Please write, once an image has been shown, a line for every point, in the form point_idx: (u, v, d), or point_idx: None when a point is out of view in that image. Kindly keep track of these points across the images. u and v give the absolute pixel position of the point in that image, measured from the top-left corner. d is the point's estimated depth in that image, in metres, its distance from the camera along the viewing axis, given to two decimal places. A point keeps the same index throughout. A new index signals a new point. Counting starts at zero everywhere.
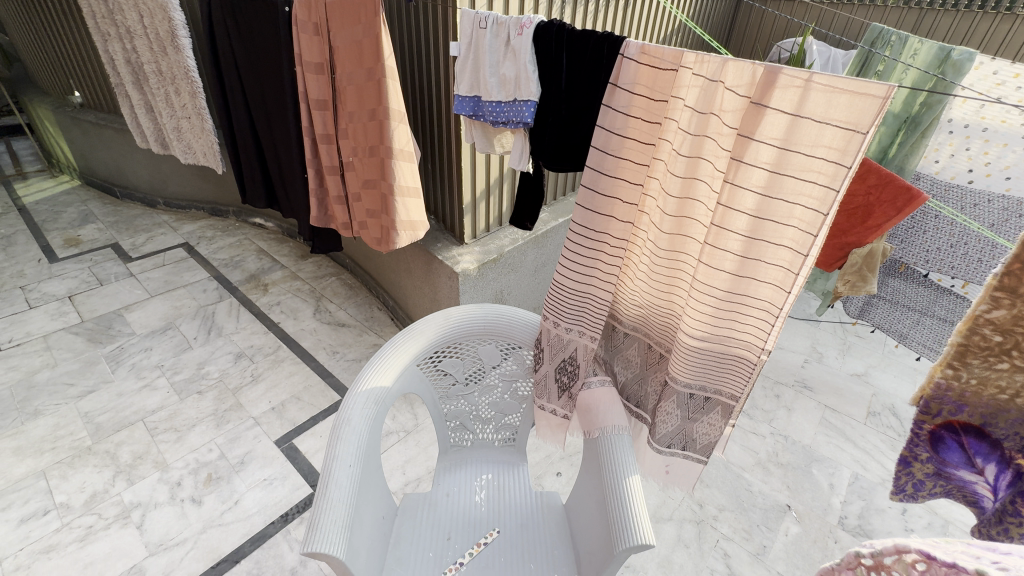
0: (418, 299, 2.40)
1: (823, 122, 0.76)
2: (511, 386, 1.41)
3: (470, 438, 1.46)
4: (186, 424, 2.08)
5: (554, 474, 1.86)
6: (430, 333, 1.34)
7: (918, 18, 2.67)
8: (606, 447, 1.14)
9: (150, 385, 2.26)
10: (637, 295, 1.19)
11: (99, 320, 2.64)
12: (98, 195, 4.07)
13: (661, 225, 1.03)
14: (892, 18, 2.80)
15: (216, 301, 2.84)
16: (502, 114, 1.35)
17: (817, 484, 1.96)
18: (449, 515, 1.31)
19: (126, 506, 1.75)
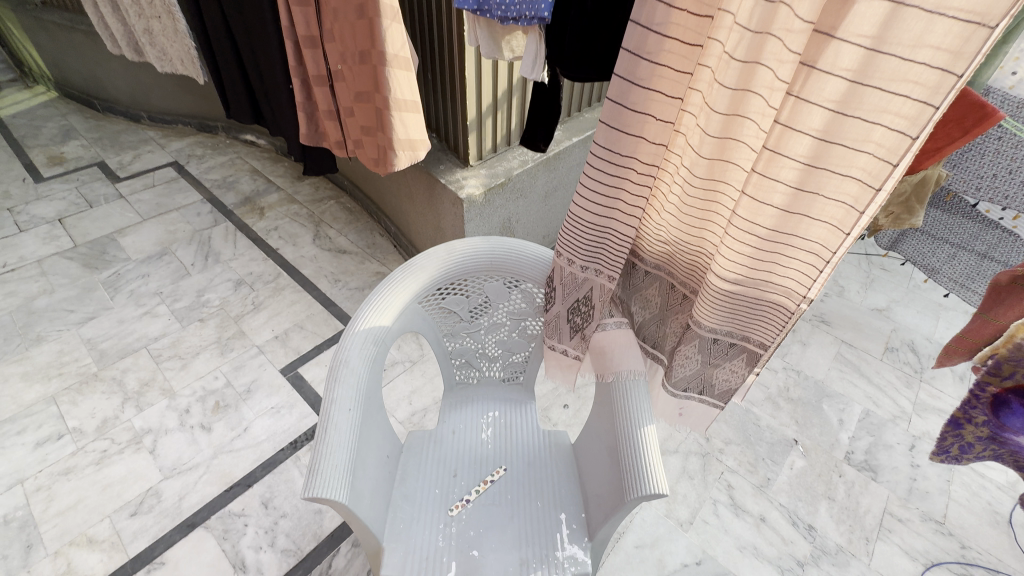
0: (421, 226, 2.26)
1: (936, 12, 0.58)
2: (520, 324, 1.31)
3: (476, 376, 1.40)
4: (190, 352, 2.06)
5: (561, 406, 1.86)
6: (431, 269, 1.22)
7: None
8: (619, 393, 1.09)
9: (151, 312, 2.22)
10: (662, 230, 1.05)
11: (92, 245, 2.55)
12: (78, 109, 3.80)
13: (700, 148, 0.87)
14: None
15: (211, 225, 2.72)
16: (512, 7, 1.11)
17: (826, 420, 1.94)
18: (454, 452, 1.28)
19: (138, 431, 1.78)
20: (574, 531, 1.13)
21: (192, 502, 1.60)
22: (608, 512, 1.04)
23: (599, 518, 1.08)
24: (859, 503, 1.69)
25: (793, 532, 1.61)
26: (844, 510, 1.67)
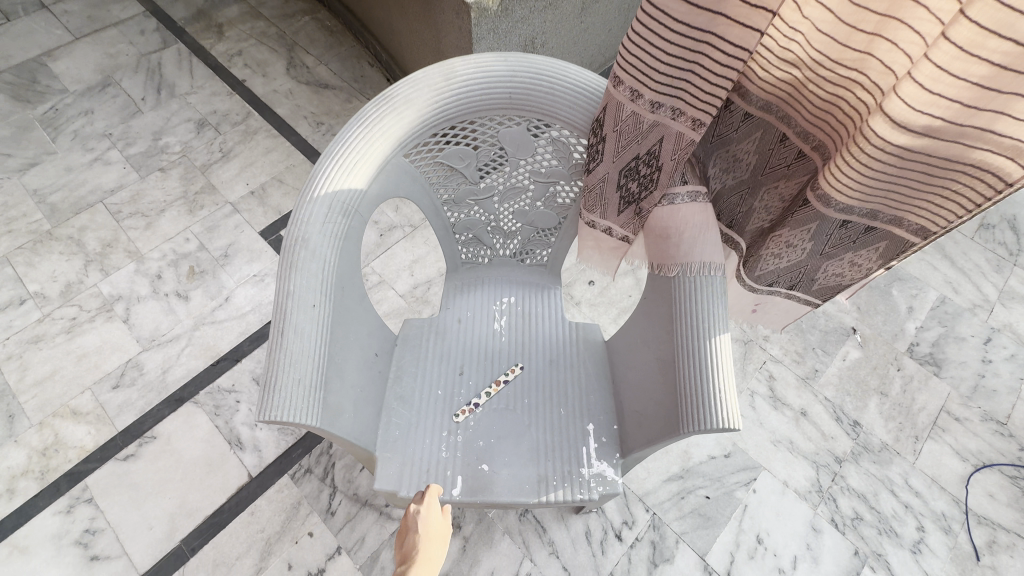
0: (418, 50, 1.73)
1: None
2: (548, 191, 0.95)
3: (487, 255, 1.09)
4: (153, 209, 1.75)
5: (586, 283, 1.59)
6: (421, 104, 0.81)
7: None
8: (683, 295, 0.78)
9: (102, 159, 1.86)
10: (800, 39, 0.63)
11: (19, 71, 2.08)
12: None
13: None
14: None
15: (159, 47, 2.18)
16: None
17: (893, 307, 1.67)
18: (460, 348, 1.04)
19: (107, 299, 1.58)
20: (604, 445, 0.94)
21: (177, 376, 1.47)
22: (651, 436, 0.83)
23: (637, 438, 0.88)
24: (915, 400, 1.51)
25: (836, 428, 1.46)
26: (896, 406, 1.50)
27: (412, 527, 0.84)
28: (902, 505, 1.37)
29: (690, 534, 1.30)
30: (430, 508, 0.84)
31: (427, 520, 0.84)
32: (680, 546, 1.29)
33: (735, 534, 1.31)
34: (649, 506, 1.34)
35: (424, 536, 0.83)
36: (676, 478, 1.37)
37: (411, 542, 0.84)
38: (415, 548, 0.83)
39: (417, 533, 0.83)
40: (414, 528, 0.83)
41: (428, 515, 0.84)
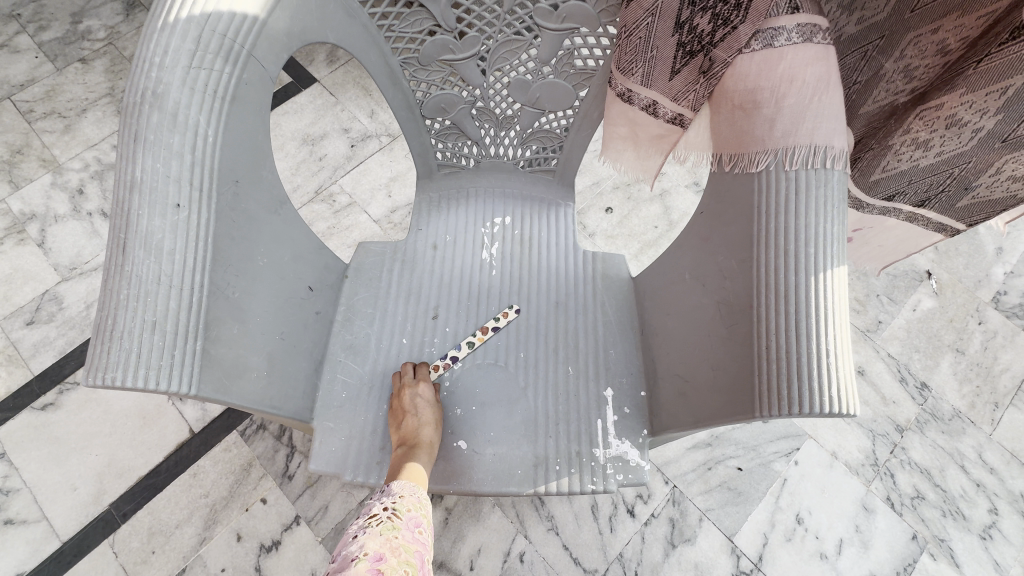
0: None
1: None
2: (561, 45, 0.62)
3: (472, 155, 0.78)
4: (73, 109, 1.43)
5: (602, 209, 1.29)
6: None
7: None
8: (775, 203, 0.48)
9: (9, 46, 1.51)
10: None
11: None
12: None
13: None
14: None
15: None
16: None
17: (979, 247, 1.36)
18: (434, 283, 0.76)
19: (18, 218, 1.30)
20: (626, 418, 0.68)
21: None
22: (700, 414, 0.57)
23: (673, 412, 0.62)
24: (997, 360, 1.25)
25: (899, 391, 1.20)
26: (973, 366, 1.24)
27: (411, 408, 0.64)
28: (973, 484, 1.13)
29: (716, 511, 1.09)
30: (432, 384, 0.67)
31: (430, 398, 0.65)
32: (704, 525, 1.08)
33: (770, 513, 1.09)
34: (668, 478, 1.12)
35: (428, 418, 0.64)
36: (703, 446, 1.14)
37: (409, 425, 0.63)
38: (416, 433, 0.62)
39: (418, 412, 0.64)
40: (415, 405, 0.64)
41: (430, 391, 0.66)
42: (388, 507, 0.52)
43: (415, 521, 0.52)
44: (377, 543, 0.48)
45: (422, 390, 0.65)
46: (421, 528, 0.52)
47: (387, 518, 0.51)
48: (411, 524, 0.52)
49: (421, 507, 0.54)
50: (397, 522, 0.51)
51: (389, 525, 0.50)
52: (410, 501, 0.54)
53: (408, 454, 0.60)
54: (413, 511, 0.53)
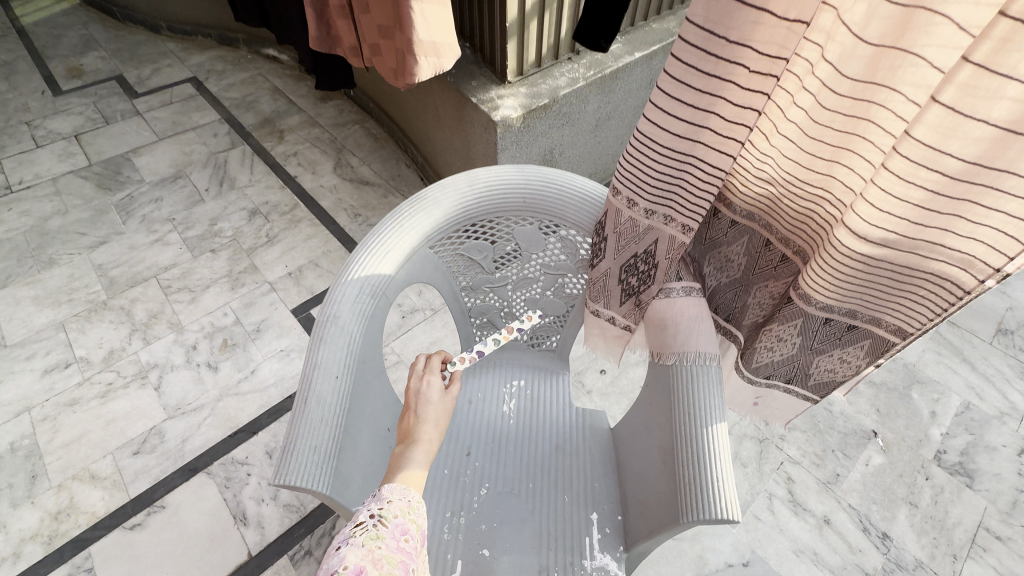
0: (450, 156, 1.97)
1: None
2: (556, 281, 1.05)
3: (499, 339, 1.17)
4: (199, 285, 1.92)
5: (597, 371, 1.63)
6: (447, 205, 0.95)
7: None
8: (680, 382, 0.82)
9: (162, 240, 2.08)
10: (769, 162, 0.74)
11: (107, 165, 2.41)
12: (99, 18, 3.55)
13: (862, 30, 0.55)
14: None
15: (228, 148, 2.51)
16: None
17: (915, 410, 1.63)
18: (470, 428, 1.07)
19: (143, 366, 1.68)
20: (607, 536, 0.92)
21: (194, 445, 1.51)
22: (652, 527, 0.82)
23: (639, 528, 0.87)
24: (948, 513, 1.42)
25: (863, 540, 1.37)
26: (928, 519, 1.41)
27: (414, 408, 0.80)
28: None
29: None
30: (433, 388, 0.82)
31: (430, 399, 0.81)
32: None
33: None
34: None
35: (427, 417, 0.79)
36: None
37: (409, 423, 0.79)
38: (416, 432, 0.76)
39: (418, 414, 0.79)
40: (415, 408, 0.80)
41: (430, 395, 0.81)
42: (374, 514, 0.65)
43: (402, 528, 0.65)
44: (360, 556, 0.60)
45: (421, 396, 0.81)
46: (407, 534, 0.65)
47: (373, 529, 0.63)
48: (396, 532, 0.64)
49: (407, 512, 0.66)
50: (382, 531, 0.63)
51: (374, 537, 0.62)
52: (397, 508, 0.66)
53: (408, 451, 0.74)
54: (399, 518, 0.65)
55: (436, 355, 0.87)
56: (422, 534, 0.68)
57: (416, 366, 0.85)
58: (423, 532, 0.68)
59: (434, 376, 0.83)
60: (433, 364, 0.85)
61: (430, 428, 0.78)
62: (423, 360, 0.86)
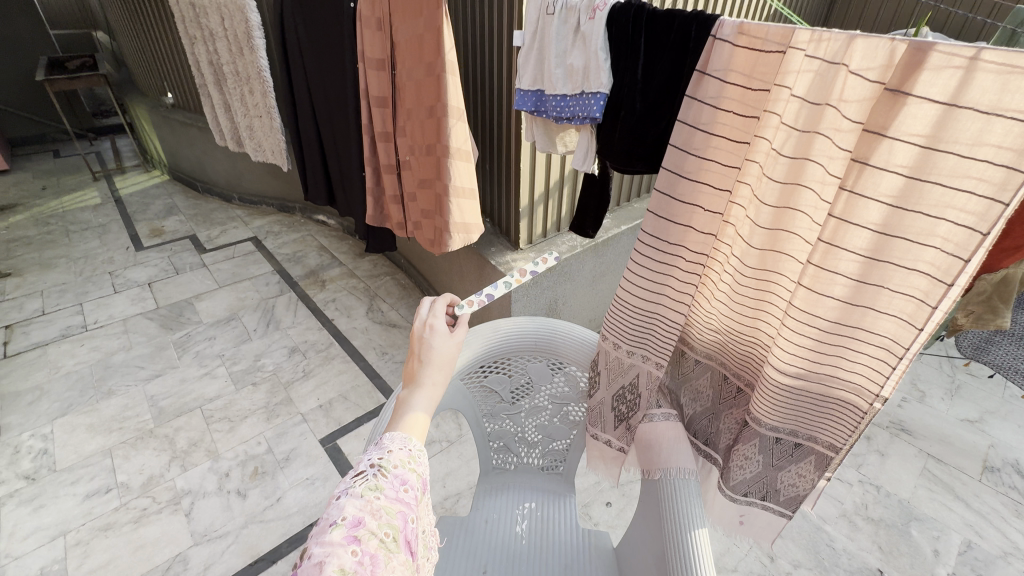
0: (469, 304, 2.31)
1: (992, 112, 0.58)
2: (562, 407, 1.29)
3: (513, 462, 1.35)
4: (239, 415, 2.12)
5: (603, 503, 1.72)
6: (476, 346, 1.23)
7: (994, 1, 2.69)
8: (666, 495, 0.98)
9: (210, 374, 2.34)
10: (713, 317, 1.02)
11: (172, 308, 2.79)
12: (183, 189, 4.33)
13: (751, 238, 0.88)
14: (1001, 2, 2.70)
15: (276, 294, 2.92)
16: (566, 110, 1.22)
17: (918, 549, 1.67)
18: (487, 545, 1.18)
19: (178, 492, 1.80)
20: None
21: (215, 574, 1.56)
22: None
23: None
24: None
25: None
26: None
27: (418, 354, 0.82)
28: None
29: None
30: (437, 334, 0.82)
31: (433, 346, 0.82)
32: None
33: None
34: None
35: (432, 363, 0.81)
36: None
37: (413, 367, 0.81)
38: (421, 377, 0.79)
39: (422, 360, 0.81)
40: (420, 354, 0.81)
41: (434, 341, 0.82)
42: (375, 466, 0.68)
43: (400, 480, 0.68)
44: (359, 507, 0.62)
45: (426, 344, 0.82)
46: (406, 484, 0.69)
47: (374, 479, 0.66)
48: (395, 483, 0.68)
49: (406, 463, 0.70)
50: (382, 482, 0.67)
51: (373, 488, 0.65)
52: (396, 460, 0.70)
53: (412, 398, 0.78)
54: (399, 469, 0.69)
55: (442, 298, 0.87)
56: (421, 483, 0.73)
57: (421, 313, 0.86)
58: (421, 482, 0.72)
59: (440, 323, 0.83)
60: (439, 309, 0.85)
61: (434, 372, 0.81)
62: (430, 305, 0.86)
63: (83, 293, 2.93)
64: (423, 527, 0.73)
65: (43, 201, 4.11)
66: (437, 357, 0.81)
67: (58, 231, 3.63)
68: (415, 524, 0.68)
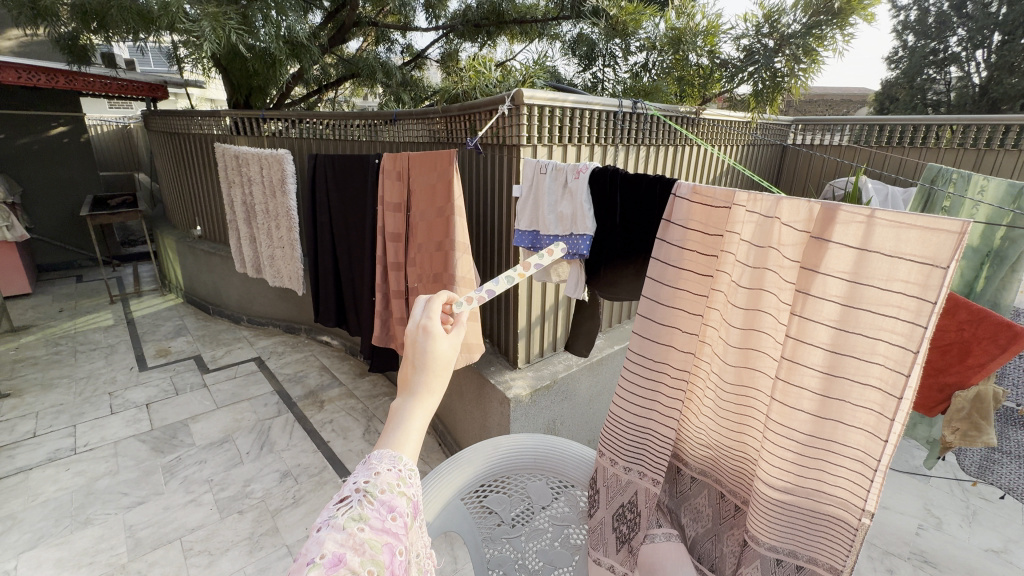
0: (468, 423, 2.32)
1: (896, 256, 0.73)
2: (562, 531, 1.27)
3: None
4: (220, 547, 1.99)
5: None
6: (477, 464, 1.26)
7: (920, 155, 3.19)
8: None
9: (195, 500, 2.24)
10: (703, 432, 1.08)
11: (166, 430, 2.76)
12: (194, 311, 4.53)
13: (726, 356, 0.98)
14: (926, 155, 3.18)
15: (273, 415, 2.91)
16: (559, 247, 1.42)
17: None
18: None
19: None
20: None
21: None
22: None
23: None
24: None
25: None
26: None
27: (412, 356, 0.68)
28: None
29: None
30: (434, 334, 0.68)
31: (429, 348, 0.68)
32: None
33: None
34: None
35: (429, 368, 0.67)
36: None
37: (407, 372, 0.68)
38: (414, 386, 0.66)
39: (418, 362, 0.67)
40: (414, 357, 0.68)
41: (431, 342, 0.68)
42: (359, 490, 0.57)
43: (388, 507, 0.58)
44: (339, 542, 0.52)
45: (422, 345, 0.68)
46: (394, 513, 0.58)
47: (358, 507, 0.56)
48: (382, 510, 0.57)
49: (394, 488, 0.59)
50: (366, 510, 0.56)
51: (357, 518, 0.55)
52: (384, 483, 0.59)
53: (405, 411, 0.66)
54: (387, 494, 0.58)
55: (438, 295, 0.73)
56: (411, 508, 0.62)
57: (414, 313, 0.72)
58: (411, 506, 0.62)
59: (436, 322, 0.70)
60: (435, 308, 0.71)
61: (429, 378, 0.67)
62: (424, 304, 0.73)
63: (79, 413, 2.91)
64: (411, 554, 0.63)
65: (58, 322, 4.27)
66: (433, 362, 0.68)
67: (66, 352, 3.72)
68: (404, 557, 0.58)
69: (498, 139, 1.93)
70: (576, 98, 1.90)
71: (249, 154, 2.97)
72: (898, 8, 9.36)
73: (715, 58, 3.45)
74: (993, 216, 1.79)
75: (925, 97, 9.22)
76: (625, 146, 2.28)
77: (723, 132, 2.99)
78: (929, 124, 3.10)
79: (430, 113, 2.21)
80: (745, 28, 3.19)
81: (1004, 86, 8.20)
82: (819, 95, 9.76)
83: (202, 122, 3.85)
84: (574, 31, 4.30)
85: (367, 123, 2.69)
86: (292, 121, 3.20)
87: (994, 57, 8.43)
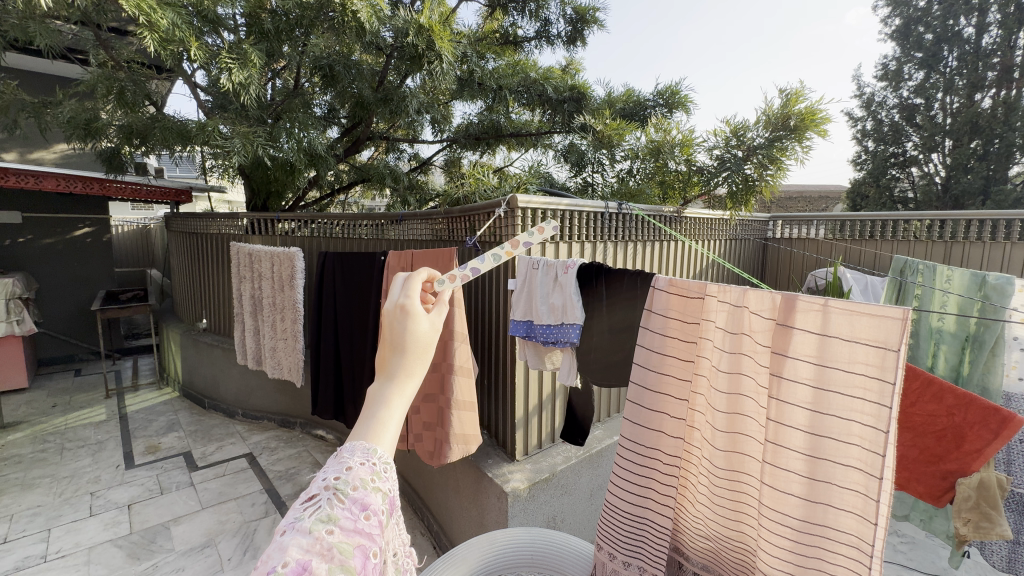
0: (464, 521, 2.21)
1: (852, 340, 0.80)
2: None
3: None
4: None
5: None
6: (472, 560, 1.23)
7: (894, 246, 3.40)
8: None
9: None
10: (700, 522, 1.07)
11: (145, 533, 2.62)
12: (189, 405, 4.47)
13: (714, 441, 1.01)
14: (899, 248, 3.38)
15: (261, 516, 2.77)
16: (552, 335, 1.48)
17: None
18: None
19: None
20: None
21: None
22: None
23: None
24: None
25: None
26: None
27: (391, 337, 0.70)
28: None
29: None
30: (413, 316, 0.70)
31: (408, 329, 0.70)
32: None
33: None
34: None
35: (408, 350, 0.69)
36: None
37: (385, 354, 0.70)
38: (392, 369, 0.67)
39: (397, 344, 0.69)
40: (396, 338, 0.69)
41: (412, 327, 0.70)
42: (330, 488, 0.58)
43: (360, 506, 0.59)
44: (304, 548, 0.53)
45: (401, 328, 0.70)
46: (367, 512, 0.59)
47: (327, 508, 0.57)
48: (353, 509, 0.58)
49: (365, 485, 0.60)
50: (336, 511, 0.57)
51: (325, 520, 0.55)
52: (357, 480, 0.60)
53: (383, 393, 0.67)
54: (359, 490, 0.59)
55: (418, 274, 0.77)
56: (388, 503, 0.63)
57: (395, 292, 0.75)
58: (388, 502, 0.63)
59: (414, 301, 0.72)
60: (413, 287, 0.74)
61: (408, 361, 0.69)
62: (404, 283, 0.76)
63: (56, 516, 2.77)
64: (390, 551, 0.64)
65: (49, 418, 4.19)
66: (411, 343, 0.69)
67: (53, 449, 3.61)
68: (377, 558, 0.59)
69: (495, 238, 2.10)
70: (569, 202, 2.11)
71: (262, 252, 3.16)
72: (854, 118, 10.36)
73: (691, 164, 3.78)
74: (967, 302, 1.88)
75: (893, 194, 9.94)
76: (615, 243, 2.47)
77: (704, 230, 3.23)
78: (900, 220, 3.35)
79: (432, 215, 2.42)
80: (715, 141, 3.55)
81: (962, 182, 8.95)
82: (796, 194, 10.53)
83: (221, 223, 4.12)
84: (565, 141, 4.77)
85: (375, 224, 2.91)
86: (304, 221, 3.45)
87: (948, 159, 9.25)
